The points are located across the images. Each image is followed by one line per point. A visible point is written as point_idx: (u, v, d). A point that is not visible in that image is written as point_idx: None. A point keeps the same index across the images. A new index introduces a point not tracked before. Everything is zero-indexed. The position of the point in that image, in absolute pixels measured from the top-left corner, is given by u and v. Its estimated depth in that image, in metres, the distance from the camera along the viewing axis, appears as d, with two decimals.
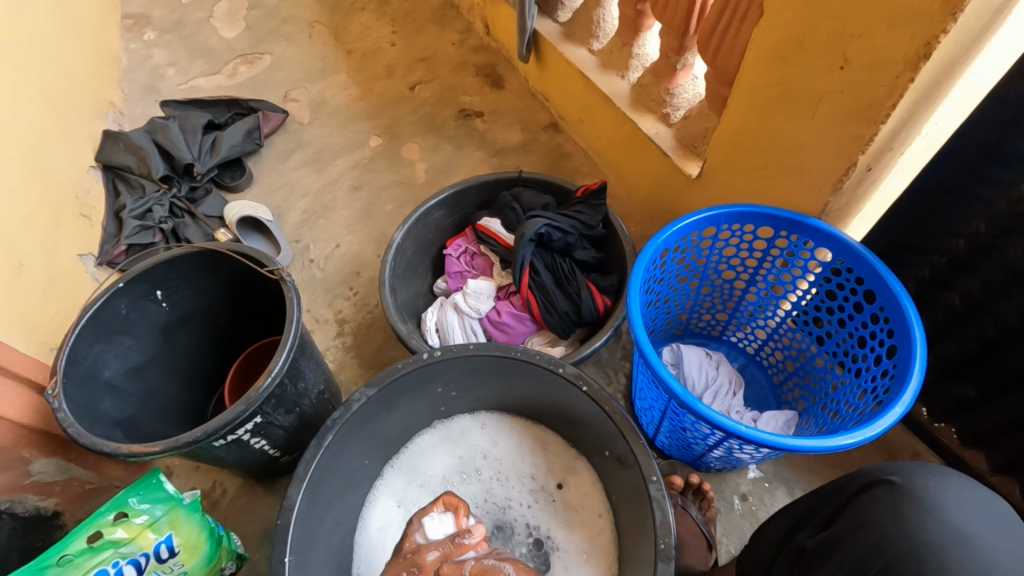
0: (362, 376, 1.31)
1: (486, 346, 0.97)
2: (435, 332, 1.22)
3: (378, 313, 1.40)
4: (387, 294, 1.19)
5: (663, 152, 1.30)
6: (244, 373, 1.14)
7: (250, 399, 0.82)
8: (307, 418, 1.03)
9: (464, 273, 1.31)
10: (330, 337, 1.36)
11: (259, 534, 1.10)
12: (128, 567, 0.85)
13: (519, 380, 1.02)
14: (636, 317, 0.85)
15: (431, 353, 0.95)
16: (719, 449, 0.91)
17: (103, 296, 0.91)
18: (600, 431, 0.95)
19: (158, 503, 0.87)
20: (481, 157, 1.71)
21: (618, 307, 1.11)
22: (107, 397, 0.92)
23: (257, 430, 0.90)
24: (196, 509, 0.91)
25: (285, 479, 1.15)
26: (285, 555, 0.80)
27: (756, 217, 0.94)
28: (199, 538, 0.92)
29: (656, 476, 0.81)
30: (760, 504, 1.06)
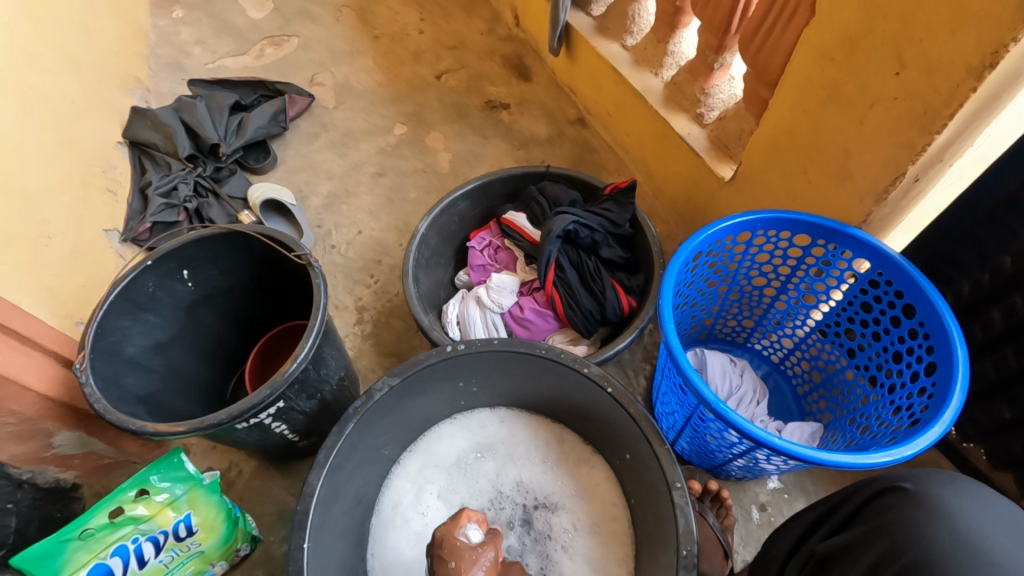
0: (380, 364, 1.30)
1: (510, 342, 0.96)
2: (455, 325, 1.22)
3: (398, 302, 1.39)
4: (410, 284, 1.18)
5: (695, 152, 1.27)
6: (265, 356, 1.14)
7: (275, 383, 0.82)
8: (327, 405, 1.02)
9: (486, 266, 1.30)
10: (349, 323, 1.36)
11: (273, 516, 1.10)
12: (146, 544, 0.85)
13: (541, 377, 1.01)
14: (666, 320, 0.83)
15: (454, 346, 0.95)
16: (744, 459, 0.89)
17: (132, 273, 0.91)
18: (621, 432, 0.94)
19: (178, 482, 0.87)
20: (506, 149, 1.70)
21: (643, 308, 1.10)
22: (131, 374, 0.93)
23: (279, 415, 0.90)
24: (215, 490, 0.91)
25: (300, 463, 1.15)
26: (303, 541, 0.80)
27: (793, 224, 0.91)
28: (216, 519, 0.92)
29: (680, 483, 0.80)
30: (779, 514, 1.04)
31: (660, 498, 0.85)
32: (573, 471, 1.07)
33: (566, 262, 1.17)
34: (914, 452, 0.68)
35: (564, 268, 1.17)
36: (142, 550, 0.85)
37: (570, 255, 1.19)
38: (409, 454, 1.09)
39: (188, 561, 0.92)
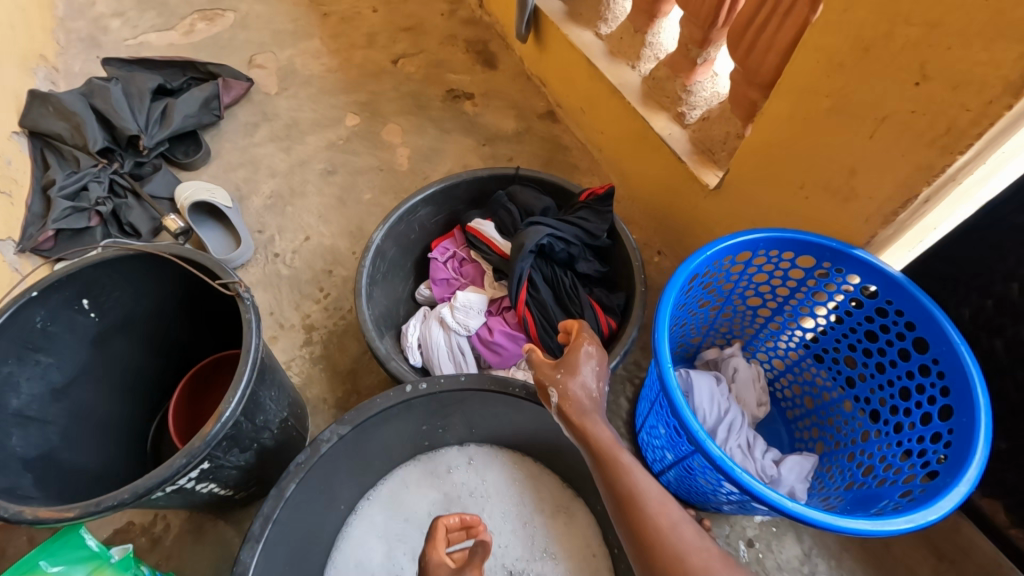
0: (331, 392, 1.16)
1: (479, 379, 0.86)
2: (417, 349, 1.09)
3: (352, 319, 1.24)
4: (363, 305, 1.04)
5: (677, 156, 1.17)
6: (192, 393, 0.98)
7: (193, 449, 0.67)
8: (265, 452, 0.88)
9: (451, 281, 1.17)
10: (296, 345, 1.21)
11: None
12: None
13: (515, 414, 0.91)
14: (662, 358, 0.75)
15: (415, 387, 0.84)
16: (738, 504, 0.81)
17: (12, 308, 0.74)
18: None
19: (77, 565, 0.72)
20: (470, 145, 1.55)
21: (624, 331, 1.00)
22: (18, 430, 0.76)
23: (204, 475, 0.75)
24: (128, 566, 0.77)
25: (240, 512, 1.01)
26: None
27: (799, 246, 0.84)
28: None
29: None
30: (767, 551, 0.98)
31: None
32: (551, 522, 0.97)
33: (539, 279, 1.07)
34: (939, 517, 0.61)
35: (537, 287, 1.06)
36: None
37: (544, 272, 1.08)
38: (368, 503, 0.99)
39: None
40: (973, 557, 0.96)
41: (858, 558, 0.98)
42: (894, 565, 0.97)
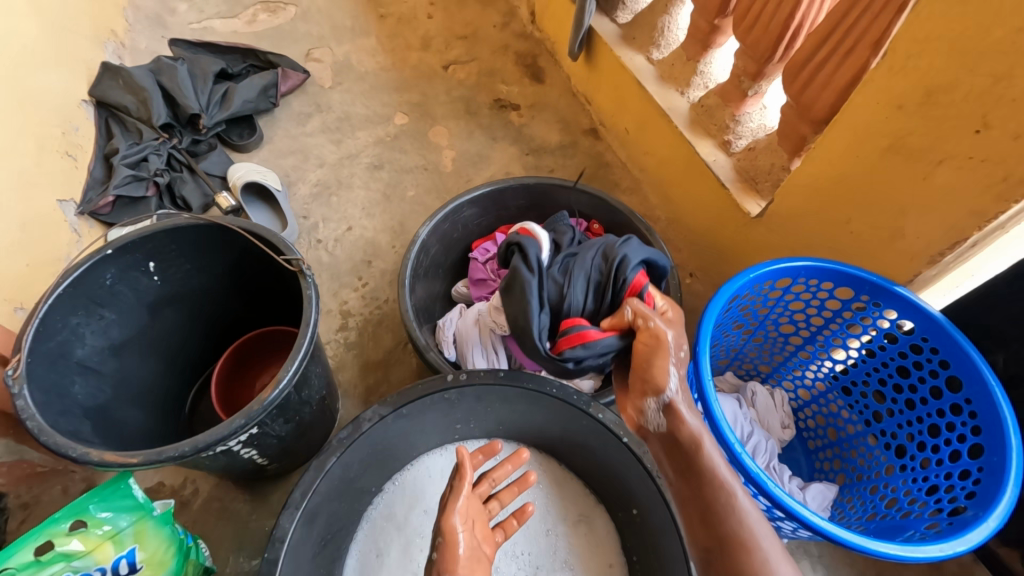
0: (362, 377, 1.19)
1: (516, 376, 0.88)
2: (453, 344, 1.12)
3: (388, 309, 1.28)
4: (406, 295, 1.08)
5: (721, 182, 1.20)
6: (235, 364, 1.02)
7: (251, 411, 0.71)
8: (304, 426, 0.91)
9: (489, 281, 1.20)
10: (333, 329, 1.24)
11: (233, 544, 0.98)
12: None
13: (545, 417, 0.94)
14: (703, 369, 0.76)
15: (456, 376, 0.86)
16: None
17: (87, 263, 0.78)
18: (631, 483, 0.88)
19: (123, 513, 0.75)
20: (514, 153, 1.60)
21: None
22: (79, 379, 0.79)
23: (249, 443, 0.79)
24: (167, 521, 0.79)
25: (267, 484, 1.03)
26: None
27: (840, 277, 0.86)
28: (167, 553, 0.79)
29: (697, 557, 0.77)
30: None
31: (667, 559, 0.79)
32: (573, 530, 0.98)
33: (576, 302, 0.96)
34: (966, 548, 0.63)
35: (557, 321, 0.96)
36: None
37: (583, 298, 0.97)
38: (392, 486, 1.00)
39: None
40: None
41: None
42: None
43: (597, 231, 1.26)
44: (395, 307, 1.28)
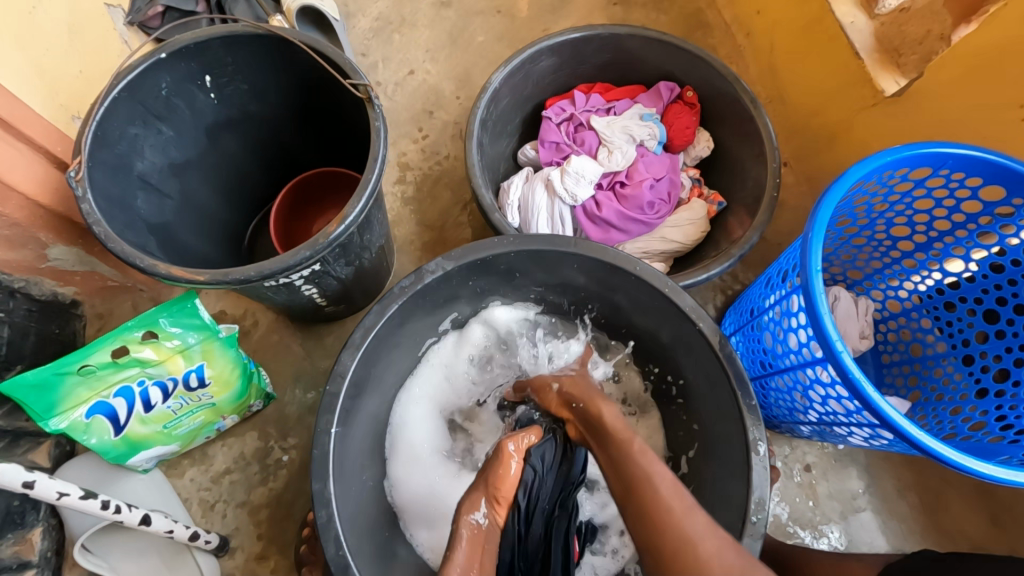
0: (419, 235, 1.14)
1: (562, 242, 0.79)
2: (516, 209, 1.03)
3: (449, 167, 1.19)
4: (473, 150, 0.99)
5: (853, 51, 0.98)
6: (293, 205, 0.97)
7: (316, 245, 0.67)
8: (361, 272, 0.89)
9: (561, 145, 1.08)
10: (389, 182, 1.18)
11: (291, 375, 1.02)
12: (153, 389, 0.77)
13: (607, 289, 0.84)
14: (813, 258, 0.67)
15: (501, 239, 0.78)
16: (827, 427, 0.79)
17: (141, 66, 0.71)
18: (697, 387, 0.82)
19: (191, 330, 0.76)
20: (600, 3, 1.37)
21: (743, 234, 0.94)
22: (141, 194, 0.76)
23: (311, 279, 0.77)
24: (232, 345, 0.80)
25: (320, 326, 1.05)
26: (331, 426, 0.69)
27: (993, 171, 0.73)
28: (231, 374, 0.82)
29: (763, 448, 0.70)
30: (822, 479, 0.98)
31: (728, 452, 0.75)
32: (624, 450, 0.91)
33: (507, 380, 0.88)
34: None
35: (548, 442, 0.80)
36: (148, 395, 0.77)
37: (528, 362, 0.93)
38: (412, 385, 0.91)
39: (197, 411, 0.84)
40: None
41: (913, 506, 0.97)
42: (947, 523, 0.95)
43: (689, 99, 1.10)
44: (456, 165, 1.19)
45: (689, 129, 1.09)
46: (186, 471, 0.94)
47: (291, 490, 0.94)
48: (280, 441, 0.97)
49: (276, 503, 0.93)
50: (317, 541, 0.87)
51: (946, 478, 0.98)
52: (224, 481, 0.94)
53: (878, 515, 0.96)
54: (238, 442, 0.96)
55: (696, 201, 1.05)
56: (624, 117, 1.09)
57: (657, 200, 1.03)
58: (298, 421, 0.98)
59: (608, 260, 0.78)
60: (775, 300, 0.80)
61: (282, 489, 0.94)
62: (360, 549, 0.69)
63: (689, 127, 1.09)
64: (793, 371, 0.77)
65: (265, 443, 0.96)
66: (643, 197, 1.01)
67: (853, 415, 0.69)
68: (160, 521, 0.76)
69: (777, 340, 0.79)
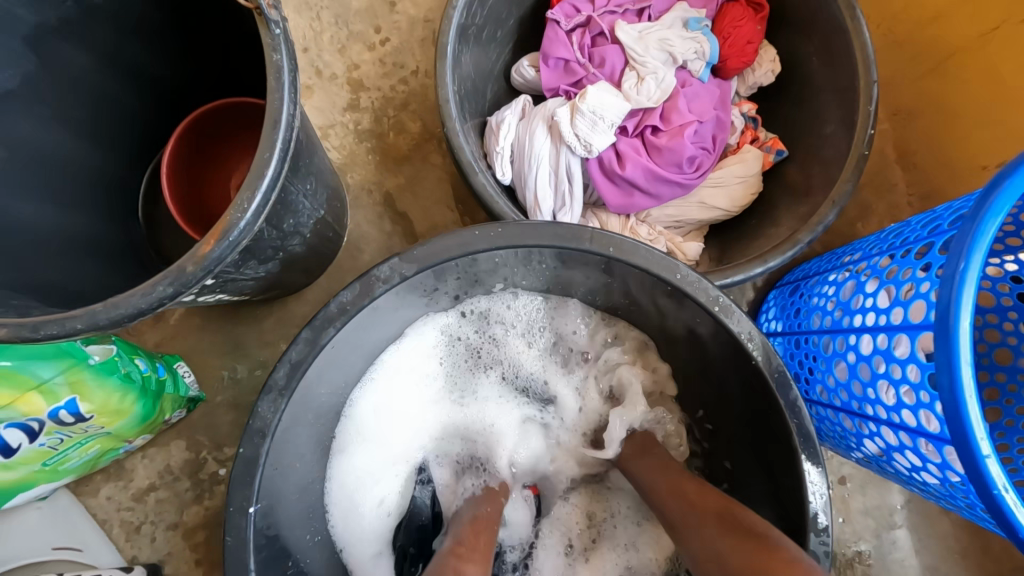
0: (379, 183, 0.87)
1: (574, 235, 0.55)
2: (508, 159, 0.76)
3: (419, 86, 0.88)
4: (448, 75, 0.69)
5: None
6: (193, 153, 0.69)
7: (187, 269, 0.42)
8: (293, 259, 0.65)
9: (572, 64, 0.77)
10: (338, 108, 0.87)
11: (222, 369, 0.81)
12: (10, 432, 0.56)
13: (631, 292, 0.62)
14: (960, 300, 0.43)
15: (488, 230, 0.55)
16: (896, 477, 0.62)
17: None
18: (736, 425, 0.63)
19: (42, 361, 0.54)
20: None
21: (813, 208, 0.70)
22: None
23: (207, 291, 0.53)
24: (112, 371, 0.59)
25: (255, 307, 0.82)
26: (250, 503, 0.51)
27: None
28: (123, 402, 0.62)
29: (827, 527, 0.53)
30: (857, 493, 0.85)
31: (772, 515, 0.59)
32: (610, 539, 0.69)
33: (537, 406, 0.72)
34: None
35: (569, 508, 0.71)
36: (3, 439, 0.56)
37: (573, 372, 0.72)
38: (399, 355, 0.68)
39: (88, 442, 0.64)
40: None
41: (956, 524, 0.84)
42: (991, 544, 0.84)
43: None
44: (427, 85, 0.88)
45: (751, 43, 0.78)
46: (100, 489, 0.77)
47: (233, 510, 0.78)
48: (214, 452, 0.79)
49: (215, 524, 0.78)
50: None
51: None
52: (149, 499, 0.78)
53: (914, 532, 0.84)
54: (163, 453, 0.78)
55: (749, 151, 0.78)
56: (663, 23, 0.77)
57: (700, 149, 0.75)
58: (234, 427, 0.80)
59: (637, 264, 0.55)
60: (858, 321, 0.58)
61: (222, 508, 0.78)
62: None
63: (751, 42, 0.78)
64: (870, 415, 0.58)
65: (196, 454, 0.79)
66: (683, 150, 0.73)
67: (958, 497, 0.51)
68: None
69: (852, 371, 0.60)
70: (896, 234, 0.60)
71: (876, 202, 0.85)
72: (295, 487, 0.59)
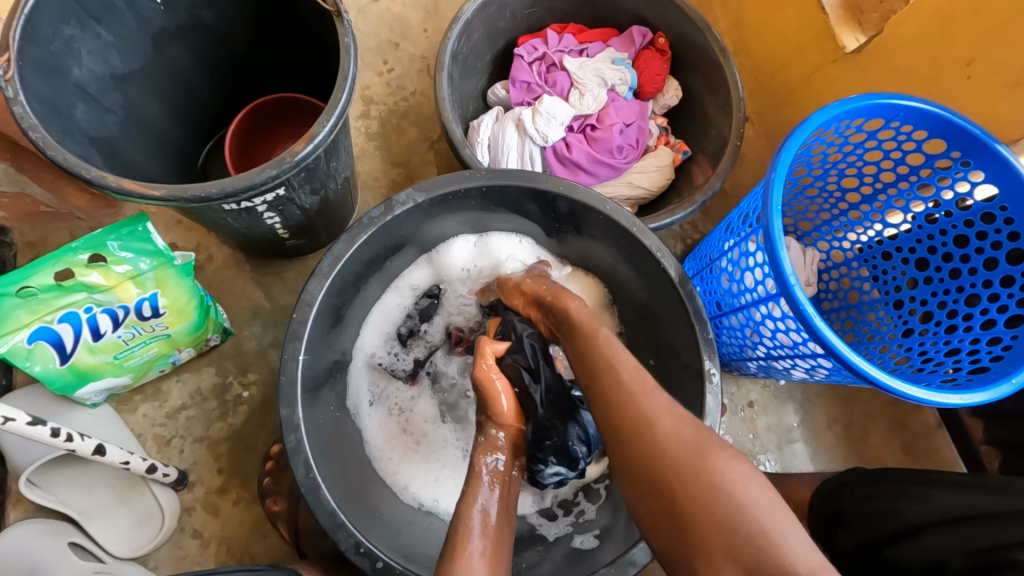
0: (383, 172, 1.11)
1: (536, 177, 0.78)
2: (486, 148, 1.02)
3: (416, 103, 1.15)
4: (444, 83, 0.95)
5: (818, 5, 1.01)
6: (248, 131, 0.91)
7: (282, 164, 0.63)
8: (327, 203, 0.86)
9: (533, 85, 1.06)
10: (353, 116, 1.12)
11: (249, 311, 0.98)
12: (102, 316, 0.73)
13: (580, 227, 0.84)
14: (773, 198, 0.71)
15: (474, 171, 0.77)
16: (774, 362, 0.85)
17: None
18: (656, 329, 0.86)
19: (143, 256, 0.72)
20: None
21: (706, 182, 0.97)
22: (80, 104, 0.69)
23: (274, 205, 0.74)
24: (188, 273, 0.76)
25: (280, 261, 1.01)
26: (299, 354, 0.69)
27: (935, 123, 0.78)
28: (187, 304, 0.79)
29: (716, 379, 0.74)
30: (762, 414, 1.07)
31: (682, 382, 0.80)
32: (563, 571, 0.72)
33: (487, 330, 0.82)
34: (985, 400, 0.67)
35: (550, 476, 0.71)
36: (96, 322, 0.73)
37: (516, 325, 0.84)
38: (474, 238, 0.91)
39: (150, 342, 0.80)
40: (936, 461, 1.05)
41: (839, 438, 1.07)
42: (867, 455, 1.06)
43: (661, 46, 1.10)
44: (423, 102, 1.15)
45: (659, 76, 1.09)
46: (138, 407, 0.91)
47: (252, 426, 0.93)
48: (239, 377, 0.94)
49: (237, 438, 0.92)
50: (281, 472, 0.87)
51: (868, 412, 1.08)
52: (181, 417, 0.91)
53: (808, 445, 1.06)
54: (195, 377, 0.93)
55: (663, 149, 1.07)
56: (597, 59, 1.07)
57: (626, 144, 1.04)
58: (258, 357, 0.96)
59: (580, 198, 0.78)
60: (734, 244, 0.84)
61: (243, 424, 0.93)
62: (330, 472, 0.70)
63: (659, 74, 1.09)
64: (747, 309, 0.82)
65: (223, 379, 0.94)
66: (613, 140, 1.02)
67: (798, 346, 0.75)
68: (115, 451, 0.74)
69: (733, 280, 0.84)
70: (744, 203, 0.85)
71: None
72: (325, 365, 0.76)
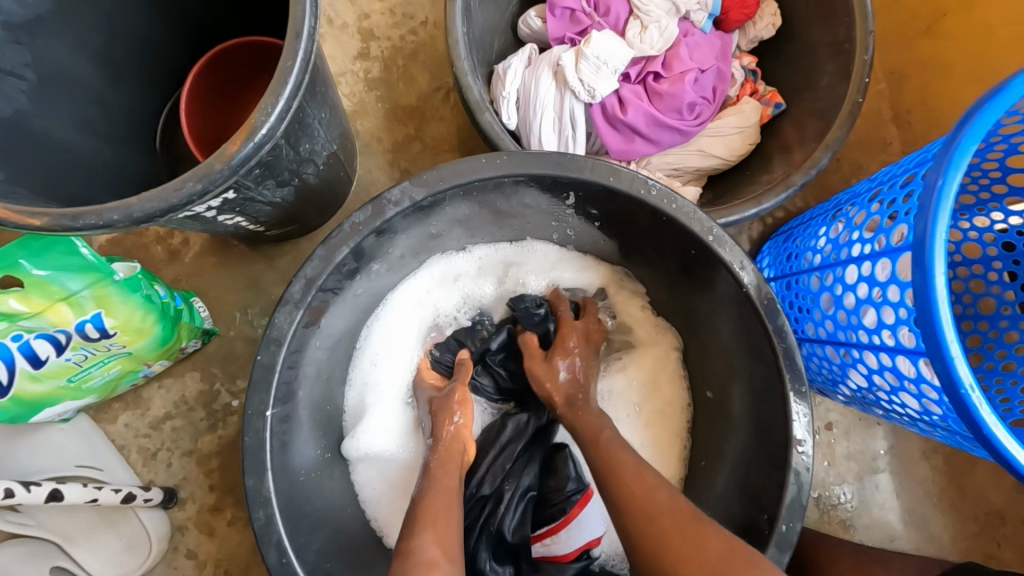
0: (387, 131, 0.89)
1: (578, 165, 0.57)
2: (514, 103, 0.78)
3: (427, 38, 0.90)
4: (458, 16, 0.70)
5: None
6: (210, 88, 0.72)
7: (213, 173, 0.45)
8: (308, 190, 0.67)
9: (577, 12, 0.79)
10: (349, 57, 0.89)
11: (234, 306, 0.84)
12: (39, 343, 0.60)
13: (639, 227, 0.64)
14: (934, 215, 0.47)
15: (494, 159, 0.56)
16: (878, 407, 0.65)
17: None
18: (724, 360, 0.66)
19: (69, 274, 0.58)
20: None
21: (810, 155, 0.71)
22: None
23: (229, 208, 0.56)
24: (136, 288, 0.62)
25: (266, 247, 0.85)
26: (267, 408, 0.54)
27: None
28: (144, 322, 0.64)
29: (807, 448, 0.56)
30: (842, 439, 0.88)
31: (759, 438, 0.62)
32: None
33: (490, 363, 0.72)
34: None
35: None
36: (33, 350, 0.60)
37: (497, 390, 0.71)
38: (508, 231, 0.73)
39: (110, 361, 0.67)
40: None
41: (935, 469, 0.88)
42: (967, 491, 0.88)
43: None
44: (436, 36, 0.91)
45: None
46: (119, 416, 0.81)
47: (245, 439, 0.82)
48: (227, 384, 0.82)
49: (228, 453, 0.82)
50: None
51: None
52: (166, 428, 0.81)
53: (896, 476, 0.88)
54: (179, 384, 0.82)
55: (748, 102, 0.81)
56: None
57: (700, 98, 0.78)
58: (247, 361, 0.83)
59: (637, 194, 0.57)
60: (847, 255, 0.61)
61: (234, 438, 0.82)
62: (313, 544, 0.57)
63: None
64: (855, 345, 0.61)
65: (210, 386, 0.82)
66: (684, 95, 0.76)
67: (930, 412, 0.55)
68: (74, 493, 0.65)
69: (839, 304, 0.62)
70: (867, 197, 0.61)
71: (871, 157, 0.88)
72: (307, 400, 0.62)
